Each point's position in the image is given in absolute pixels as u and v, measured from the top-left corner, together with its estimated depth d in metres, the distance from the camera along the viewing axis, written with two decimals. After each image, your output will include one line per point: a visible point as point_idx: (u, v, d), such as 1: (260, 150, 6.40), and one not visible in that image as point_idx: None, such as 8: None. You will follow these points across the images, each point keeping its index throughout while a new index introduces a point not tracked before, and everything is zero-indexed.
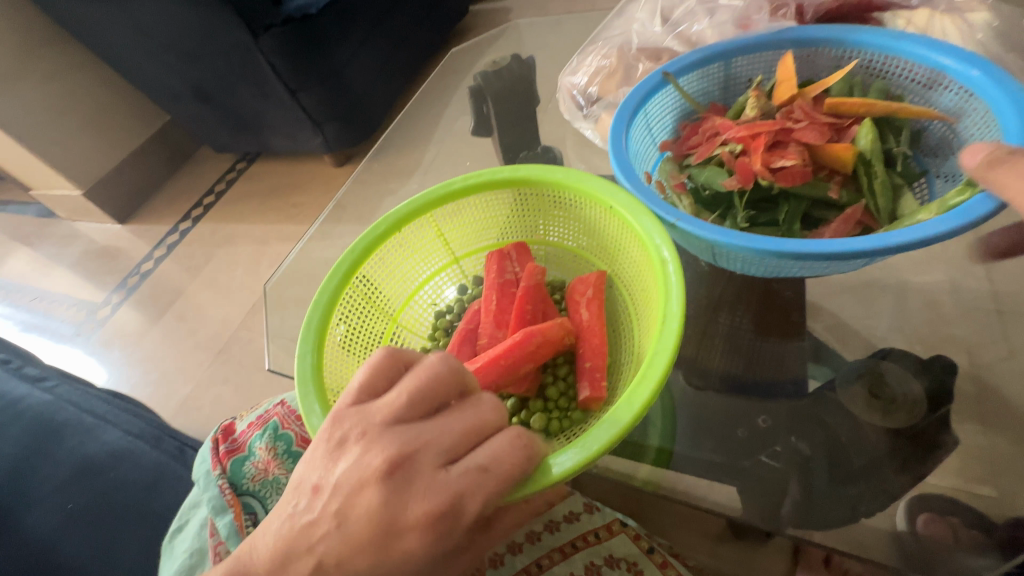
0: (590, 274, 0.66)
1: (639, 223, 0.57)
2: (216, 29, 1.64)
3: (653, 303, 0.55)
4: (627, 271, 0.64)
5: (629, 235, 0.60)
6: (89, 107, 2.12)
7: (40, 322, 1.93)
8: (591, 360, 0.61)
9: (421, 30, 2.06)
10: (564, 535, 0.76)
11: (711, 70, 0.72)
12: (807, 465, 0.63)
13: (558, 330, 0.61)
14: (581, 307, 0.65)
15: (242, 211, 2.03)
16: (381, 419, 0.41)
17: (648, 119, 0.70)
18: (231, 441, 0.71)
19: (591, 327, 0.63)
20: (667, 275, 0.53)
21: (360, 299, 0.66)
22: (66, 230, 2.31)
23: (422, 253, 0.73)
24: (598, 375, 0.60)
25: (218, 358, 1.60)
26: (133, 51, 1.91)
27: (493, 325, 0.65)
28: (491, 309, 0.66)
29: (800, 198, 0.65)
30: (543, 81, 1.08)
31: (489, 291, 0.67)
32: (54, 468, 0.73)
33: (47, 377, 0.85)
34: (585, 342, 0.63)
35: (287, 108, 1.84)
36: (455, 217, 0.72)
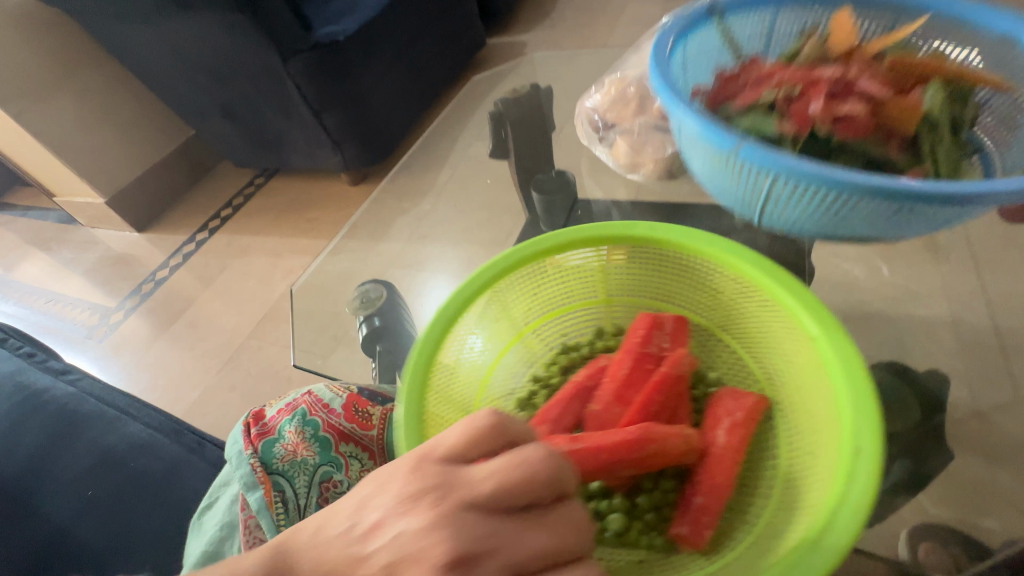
0: (746, 396, 0.61)
1: (830, 372, 0.50)
2: (248, 51, 1.73)
3: (821, 442, 0.50)
4: (795, 406, 0.57)
5: (816, 381, 0.53)
6: (119, 120, 2.21)
7: (54, 324, 1.97)
8: (703, 497, 0.58)
9: (440, 59, 2.16)
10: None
11: (760, 20, 0.74)
12: None
13: (678, 442, 0.57)
14: (721, 427, 0.60)
15: (259, 223, 2.09)
16: (458, 495, 0.35)
17: (684, 54, 0.69)
18: (262, 424, 0.71)
19: (724, 454, 0.58)
20: (856, 461, 0.44)
21: (460, 351, 0.62)
22: (85, 236, 2.38)
23: (526, 309, 0.68)
24: (702, 521, 0.56)
25: (227, 366, 1.62)
26: (166, 69, 2.01)
27: (612, 398, 0.63)
28: (618, 377, 0.63)
29: (855, 155, 0.59)
30: (558, 110, 1.13)
31: (623, 356, 0.64)
32: (76, 457, 0.75)
33: (71, 371, 0.87)
34: (707, 475, 0.58)
35: (310, 128, 1.92)
36: (562, 272, 0.67)
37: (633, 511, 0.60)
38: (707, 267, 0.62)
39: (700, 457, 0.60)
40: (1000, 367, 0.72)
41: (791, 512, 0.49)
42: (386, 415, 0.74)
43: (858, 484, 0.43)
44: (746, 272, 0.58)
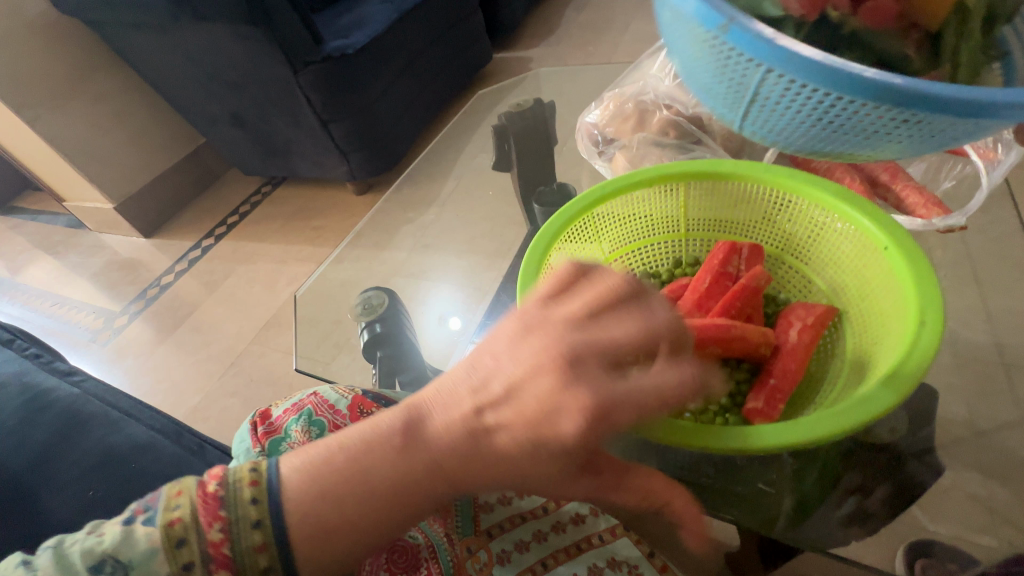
0: (818, 305, 0.67)
1: (898, 261, 0.58)
2: (260, 62, 1.77)
3: (895, 321, 0.57)
4: (870, 304, 0.64)
5: (884, 276, 0.61)
6: (131, 127, 2.26)
7: (58, 326, 1.99)
8: (776, 380, 0.64)
9: (447, 72, 2.20)
10: (569, 536, 0.70)
11: None
12: (800, 481, 0.63)
13: (756, 332, 0.65)
14: (793, 327, 0.66)
15: (264, 231, 2.11)
16: (557, 317, 0.42)
17: None
18: (268, 423, 0.69)
19: (795, 349, 0.64)
20: (920, 329, 0.52)
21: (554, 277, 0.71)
22: (92, 241, 2.41)
23: (599, 241, 0.78)
24: (777, 399, 0.62)
25: (228, 371, 1.63)
26: (180, 79, 2.06)
27: (693, 305, 0.69)
28: (698, 290, 0.70)
29: (867, 49, 0.55)
30: (561, 125, 1.16)
31: (705, 274, 0.71)
32: (80, 455, 0.76)
33: (76, 372, 0.89)
34: (780, 361, 0.65)
35: (317, 137, 1.95)
36: (629, 208, 0.77)
37: (710, 398, 0.68)
38: (780, 195, 0.71)
39: (772, 352, 0.66)
40: (1004, 385, 0.71)
41: (863, 378, 0.57)
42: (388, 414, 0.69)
43: (926, 339, 0.51)
44: (820, 193, 0.67)
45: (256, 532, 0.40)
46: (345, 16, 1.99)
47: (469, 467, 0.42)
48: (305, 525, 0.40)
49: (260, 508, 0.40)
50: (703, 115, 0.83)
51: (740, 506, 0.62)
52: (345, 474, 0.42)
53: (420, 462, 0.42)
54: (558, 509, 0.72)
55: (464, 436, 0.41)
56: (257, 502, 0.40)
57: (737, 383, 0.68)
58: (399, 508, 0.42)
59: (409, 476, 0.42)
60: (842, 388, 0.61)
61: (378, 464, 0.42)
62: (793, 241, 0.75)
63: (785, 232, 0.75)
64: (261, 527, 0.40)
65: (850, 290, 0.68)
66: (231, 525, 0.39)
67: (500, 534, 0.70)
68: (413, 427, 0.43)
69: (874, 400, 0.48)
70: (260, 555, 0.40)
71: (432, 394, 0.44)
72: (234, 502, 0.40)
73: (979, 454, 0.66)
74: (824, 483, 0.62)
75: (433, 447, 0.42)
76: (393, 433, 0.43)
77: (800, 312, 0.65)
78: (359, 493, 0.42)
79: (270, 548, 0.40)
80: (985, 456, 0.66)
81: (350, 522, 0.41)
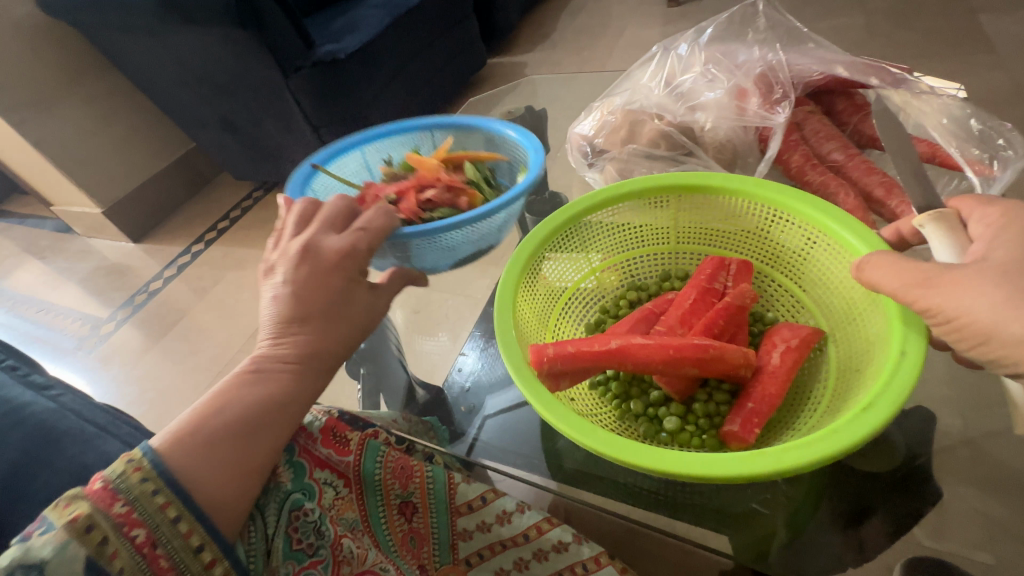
0: (801, 328, 0.66)
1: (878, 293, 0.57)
2: (248, 64, 1.74)
3: (879, 351, 0.56)
4: (857, 335, 0.63)
5: (874, 301, 0.59)
6: (120, 131, 2.23)
7: (42, 334, 1.95)
8: (754, 403, 0.62)
9: (442, 77, 2.19)
10: (551, 564, 0.72)
11: (417, 139, 1.09)
12: (794, 508, 0.65)
13: (736, 353, 0.63)
14: (774, 351, 0.64)
15: (255, 236, 2.09)
16: (301, 252, 0.61)
17: (381, 150, 1.09)
18: None
19: (775, 374, 0.63)
20: (900, 364, 0.50)
21: (530, 294, 0.70)
22: (80, 246, 2.37)
23: (580, 256, 0.77)
24: (754, 423, 0.61)
25: (216, 380, 1.60)
26: (169, 82, 2.03)
27: (678, 320, 0.68)
28: (685, 306, 0.69)
29: None
30: (554, 132, 1.15)
31: (693, 289, 0.71)
32: (54, 474, 0.70)
33: (52, 387, 0.83)
34: (759, 386, 0.63)
35: (309, 143, 1.93)
36: (611, 220, 0.76)
37: (687, 417, 0.67)
38: (771, 210, 0.70)
39: (752, 374, 0.65)
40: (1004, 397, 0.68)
41: (841, 410, 0.55)
42: (365, 440, 0.66)
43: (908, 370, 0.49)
44: (803, 206, 0.66)
45: (157, 496, 0.46)
46: (336, 20, 1.98)
47: (311, 357, 0.56)
48: (187, 472, 0.47)
49: (153, 481, 0.46)
50: (694, 125, 0.80)
51: (733, 525, 0.66)
52: (192, 432, 0.49)
53: (263, 372, 0.54)
54: (540, 537, 0.72)
55: (286, 344, 0.56)
56: (147, 478, 0.46)
57: (717, 405, 0.67)
58: (256, 403, 0.52)
59: (252, 388, 0.53)
60: (822, 415, 0.59)
61: (225, 396, 0.52)
62: (782, 258, 0.73)
63: (773, 245, 0.74)
64: (160, 491, 0.46)
65: (839, 314, 0.67)
66: (132, 500, 0.45)
67: (480, 563, 0.73)
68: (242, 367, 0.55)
69: (843, 432, 0.46)
70: (169, 507, 0.46)
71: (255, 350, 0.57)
72: (127, 486, 0.45)
73: (976, 468, 0.63)
74: (812, 506, 0.64)
75: (260, 363, 0.55)
76: (226, 383, 0.54)
77: (786, 333, 0.64)
78: (215, 425, 0.50)
79: (176, 500, 0.46)
80: (983, 471, 0.63)
81: (219, 444, 0.49)
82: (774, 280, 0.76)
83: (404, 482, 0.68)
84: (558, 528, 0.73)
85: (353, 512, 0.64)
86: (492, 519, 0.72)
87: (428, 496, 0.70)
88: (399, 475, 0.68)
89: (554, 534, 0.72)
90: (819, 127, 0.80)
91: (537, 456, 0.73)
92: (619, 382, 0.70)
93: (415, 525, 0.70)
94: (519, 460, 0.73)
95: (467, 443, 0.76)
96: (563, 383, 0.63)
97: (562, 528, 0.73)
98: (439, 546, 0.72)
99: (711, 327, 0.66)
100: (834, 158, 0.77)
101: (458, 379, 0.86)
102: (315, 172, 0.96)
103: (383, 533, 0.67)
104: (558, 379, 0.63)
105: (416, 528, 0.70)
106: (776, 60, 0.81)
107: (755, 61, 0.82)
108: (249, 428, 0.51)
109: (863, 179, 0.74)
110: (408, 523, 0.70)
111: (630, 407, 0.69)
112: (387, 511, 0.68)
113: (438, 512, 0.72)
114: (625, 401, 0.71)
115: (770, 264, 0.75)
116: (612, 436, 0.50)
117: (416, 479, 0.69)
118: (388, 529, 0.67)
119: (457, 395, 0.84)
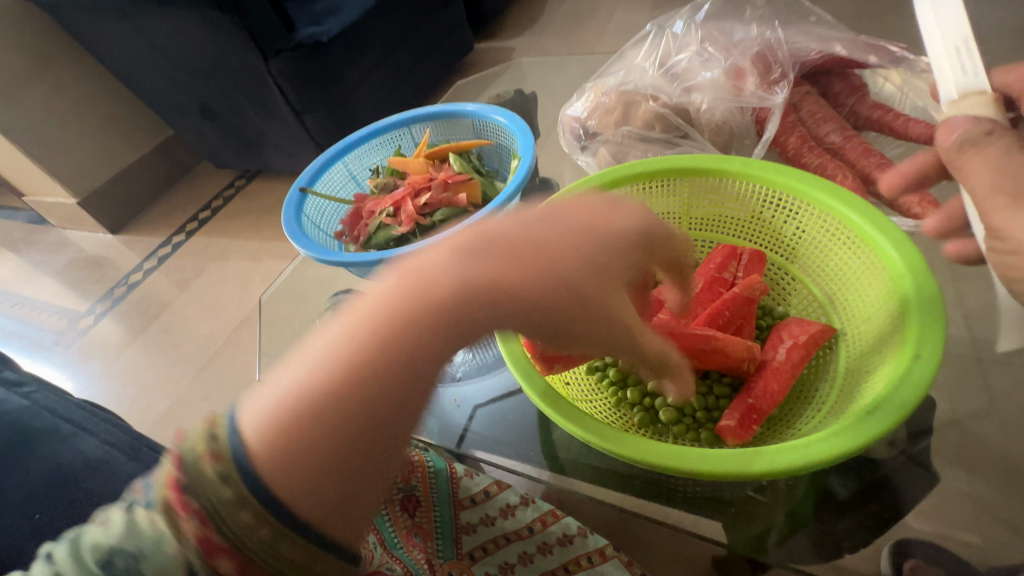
0: (812, 325, 0.65)
1: (895, 293, 0.56)
2: (226, 47, 1.68)
3: (887, 349, 0.55)
4: (863, 334, 0.62)
5: (886, 300, 0.58)
6: (93, 118, 2.16)
7: (17, 329, 1.89)
8: (754, 399, 0.62)
9: (429, 62, 2.14)
10: (555, 559, 0.70)
11: (397, 137, 1.10)
12: (791, 493, 0.63)
13: (740, 346, 0.63)
14: (780, 346, 0.64)
15: (238, 226, 2.04)
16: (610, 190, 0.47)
17: (361, 159, 1.10)
18: None
19: (779, 370, 0.63)
20: (909, 362, 0.50)
21: None
22: (55, 238, 2.29)
23: None
24: (753, 419, 0.60)
25: (200, 374, 1.56)
26: (144, 67, 1.96)
27: None
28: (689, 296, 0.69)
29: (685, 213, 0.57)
30: (544, 117, 1.13)
31: (699, 278, 0.70)
32: (28, 476, 0.68)
33: (25, 383, 0.80)
34: (762, 383, 0.63)
35: (292, 130, 1.88)
36: None
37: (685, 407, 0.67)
38: (778, 194, 0.70)
39: (756, 370, 0.64)
40: (991, 380, 0.68)
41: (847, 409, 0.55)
42: None
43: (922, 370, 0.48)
44: (809, 191, 0.66)
45: (226, 486, 0.33)
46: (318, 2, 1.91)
47: (508, 314, 0.37)
48: (280, 482, 0.33)
49: (232, 486, 0.33)
50: (690, 106, 0.78)
51: (729, 513, 0.64)
52: (303, 389, 0.34)
53: (429, 306, 0.36)
54: (544, 529, 0.72)
55: (474, 270, 0.37)
56: (226, 481, 0.33)
57: (715, 398, 0.67)
58: (406, 360, 0.35)
59: (403, 333, 0.35)
60: (825, 413, 0.58)
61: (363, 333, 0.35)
62: (790, 247, 0.73)
63: (774, 232, 0.73)
64: (229, 480, 0.33)
65: (844, 308, 0.66)
66: (209, 515, 0.33)
67: (484, 557, 0.71)
68: (406, 284, 0.37)
69: (844, 435, 0.46)
70: (258, 531, 0.33)
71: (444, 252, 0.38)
72: (200, 484, 0.33)
73: (964, 450, 0.63)
74: (814, 498, 0.63)
75: (425, 297, 0.36)
76: (375, 306, 0.36)
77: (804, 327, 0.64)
78: (331, 393, 0.34)
79: (267, 519, 0.33)
80: (971, 453, 0.63)
81: (327, 414, 0.34)
82: (776, 266, 0.75)
83: (406, 477, 0.70)
84: (564, 518, 0.72)
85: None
86: (495, 511, 0.73)
87: (430, 490, 0.72)
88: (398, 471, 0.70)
89: (557, 527, 0.72)
90: (816, 108, 0.78)
91: (533, 449, 0.72)
92: (617, 369, 0.68)
93: (419, 520, 0.70)
94: (513, 450, 0.73)
95: (459, 434, 0.75)
96: (554, 367, 0.61)
97: (564, 521, 0.72)
98: (443, 541, 0.71)
99: (715, 318, 0.66)
100: (832, 140, 0.76)
101: (448, 368, 0.81)
102: (304, 196, 0.97)
103: (386, 529, 0.68)
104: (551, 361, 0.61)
105: (420, 523, 0.70)
106: (774, 38, 0.79)
107: (752, 39, 0.80)
108: (384, 405, 0.35)
109: (861, 161, 0.74)
110: (411, 518, 0.70)
111: (627, 395, 0.69)
112: (390, 509, 0.69)
113: (441, 506, 0.72)
114: (620, 388, 0.69)
115: (781, 254, 0.74)
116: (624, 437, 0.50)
117: (417, 473, 0.71)
118: (392, 525, 0.69)
119: (448, 386, 0.80)
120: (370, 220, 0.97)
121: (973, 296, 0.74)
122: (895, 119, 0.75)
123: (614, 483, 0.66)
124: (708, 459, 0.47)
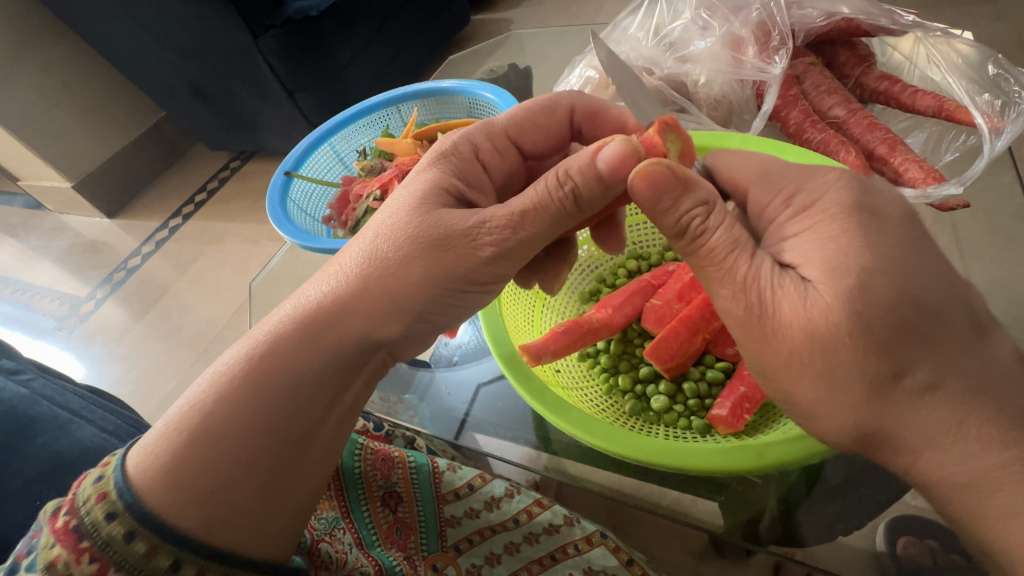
0: None
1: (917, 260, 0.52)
2: (214, 26, 1.63)
3: None
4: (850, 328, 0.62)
5: None
6: (84, 99, 2.12)
7: (20, 314, 1.90)
8: (745, 387, 0.61)
9: (424, 35, 2.08)
10: (542, 547, 0.69)
11: (385, 116, 1.08)
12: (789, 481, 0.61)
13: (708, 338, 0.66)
14: None
15: (235, 209, 2.01)
16: (444, 172, 0.53)
17: (349, 138, 1.08)
18: None
19: None
20: None
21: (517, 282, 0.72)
22: (52, 222, 2.28)
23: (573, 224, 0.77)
24: (744, 408, 0.59)
25: (202, 357, 1.57)
26: (131, 46, 1.90)
27: (675, 297, 0.68)
28: (683, 280, 0.69)
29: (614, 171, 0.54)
30: (538, 92, 1.11)
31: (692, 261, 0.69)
32: (27, 463, 0.69)
33: (22, 370, 0.80)
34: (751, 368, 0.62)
35: (284, 109, 1.84)
36: None
37: (676, 395, 0.67)
38: None
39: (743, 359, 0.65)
40: None
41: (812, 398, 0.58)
42: None
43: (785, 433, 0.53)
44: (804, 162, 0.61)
45: (136, 543, 0.38)
46: None
47: (363, 327, 0.48)
48: (194, 526, 0.40)
49: (122, 522, 0.38)
50: (687, 78, 0.77)
51: (726, 494, 0.63)
52: (189, 437, 0.42)
53: (269, 359, 0.45)
54: (531, 520, 0.69)
55: (322, 324, 0.47)
56: (117, 518, 0.38)
57: (708, 385, 0.67)
58: (276, 407, 0.44)
59: (259, 389, 0.44)
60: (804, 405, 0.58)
61: (230, 396, 0.44)
62: None
63: None
64: (139, 538, 0.38)
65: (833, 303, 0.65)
66: (103, 552, 0.37)
67: (470, 549, 0.68)
68: (264, 357, 0.45)
69: None
70: (156, 556, 0.38)
71: (295, 315, 0.47)
72: (93, 527, 0.38)
73: None
74: (807, 480, 0.61)
75: (276, 356, 0.45)
76: (244, 376, 0.44)
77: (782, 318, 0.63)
78: (230, 439, 0.42)
79: (162, 545, 0.39)
80: None
81: (231, 453, 0.42)
82: None
83: (386, 472, 0.66)
84: (547, 510, 0.70)
85: (335, 508, 0.65)
86: (480, 504, 0.69)
87: (412, 487, 0.67)
88: (380, 467, 0.66)
89: (544, 517, 0.69)
90: (820, 80, 0.76)
91: (528, 433, 0.72)
92: (608, 356, 0.71)
93: (401, 515, 0.66)
94: (509, 433, 0.73)
95: (458, 421, 0.75)
96: (544, 358, 0.61)
97: (552, 510, 0.70)
98: (426, 535, 0.67)
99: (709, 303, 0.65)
100: (836, 114, 0.74)
101: (444, 354, 0.83)
102: (289, 180, 0.97)
103: (365, 528, 0.64)
104: (539, 352, 0.61)
105: (402, 518, 0.66)
106: (776, 3, 0.74)
107: (754, 2, 0.75)
108: (274, 438, 0.44)
109: (865, 136, 0.72)
110: (392, 514, 0.66)
111: (619, 382, 0.69)
112: (369, 503, 0.65)
113: (424, 501, 0.68)
114: (613, 375, 0.71)
115: None
116: (625, 437, 0.53)
117: (398, 469, 0.67)
118: (371, 522, 0.65)
119: (444, 371, 0.81)
120: (357, 204, 0.94)
121: (975, 272, 0.70)
122: (901, 91, 0.73)
123: (607, 465, 0.65)
124: (624, 442, 0.52)
